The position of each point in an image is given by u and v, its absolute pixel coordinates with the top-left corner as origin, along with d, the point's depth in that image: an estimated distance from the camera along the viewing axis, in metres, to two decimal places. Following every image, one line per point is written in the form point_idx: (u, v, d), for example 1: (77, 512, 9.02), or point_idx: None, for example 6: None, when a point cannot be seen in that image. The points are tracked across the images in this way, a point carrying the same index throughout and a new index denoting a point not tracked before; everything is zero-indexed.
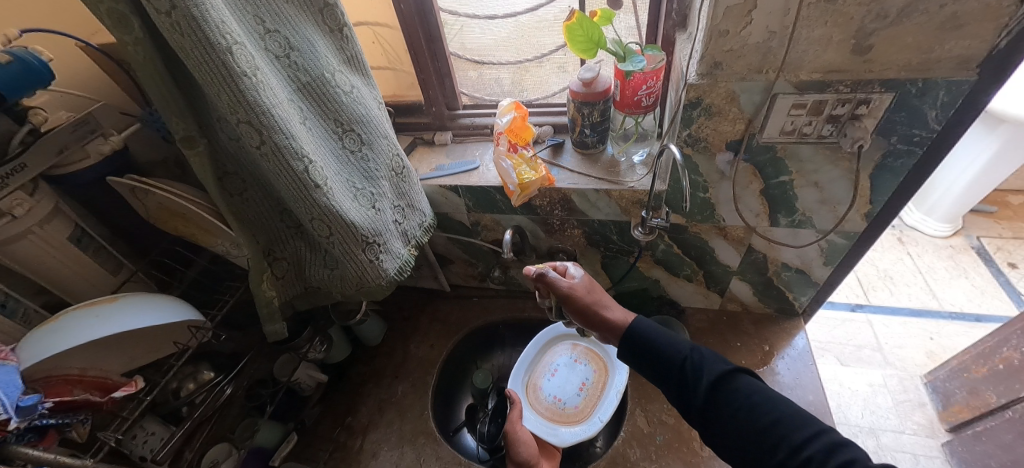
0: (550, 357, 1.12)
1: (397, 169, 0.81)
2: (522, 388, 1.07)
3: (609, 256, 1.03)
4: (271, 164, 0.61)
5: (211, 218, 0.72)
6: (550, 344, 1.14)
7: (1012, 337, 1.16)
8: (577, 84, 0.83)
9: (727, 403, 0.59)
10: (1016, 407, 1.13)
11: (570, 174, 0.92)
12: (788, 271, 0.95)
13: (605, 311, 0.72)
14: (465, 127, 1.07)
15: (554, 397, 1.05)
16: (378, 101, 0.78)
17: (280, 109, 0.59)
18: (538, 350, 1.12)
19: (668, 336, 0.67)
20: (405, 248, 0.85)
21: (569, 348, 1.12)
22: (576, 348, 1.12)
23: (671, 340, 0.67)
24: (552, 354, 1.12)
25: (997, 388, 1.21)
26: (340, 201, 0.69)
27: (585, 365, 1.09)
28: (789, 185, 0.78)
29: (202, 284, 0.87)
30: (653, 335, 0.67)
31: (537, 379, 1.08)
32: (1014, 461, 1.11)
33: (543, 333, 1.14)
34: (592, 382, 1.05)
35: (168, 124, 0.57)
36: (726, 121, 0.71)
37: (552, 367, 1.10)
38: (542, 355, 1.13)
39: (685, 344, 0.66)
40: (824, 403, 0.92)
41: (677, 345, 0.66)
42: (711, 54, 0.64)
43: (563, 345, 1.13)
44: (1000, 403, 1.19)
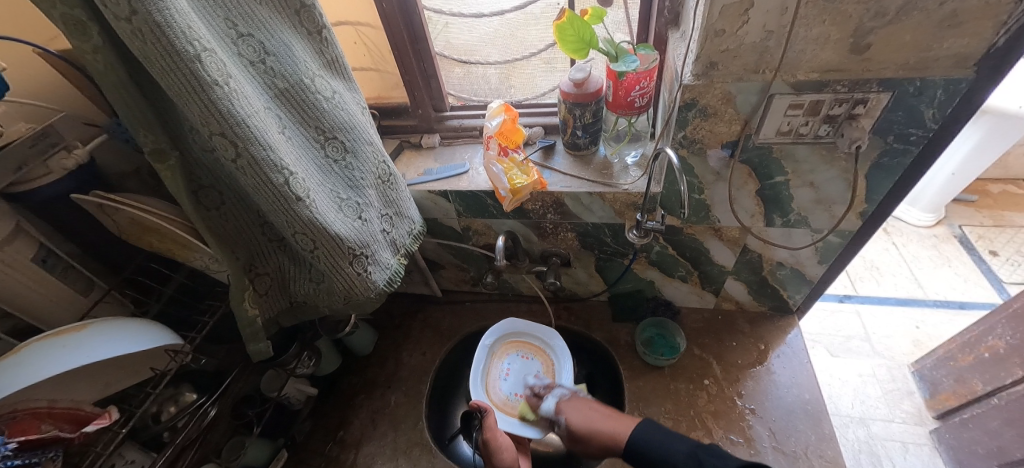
0: (497, 359, 1.07)
1: (384, 176, 0.78)
2: (482, 393, 1.02)
3: (603, 259, 1.01)
4: (249, 178, 0.57)
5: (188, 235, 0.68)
6: (497, 343, 1.09)
7: (995, 326, 1.20)
8: (568, 84, 0.81)
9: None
10: (1001, 395, 1.18)
11: (562, 176, 0.89)
12: (783, 269, 0.94)
13: (600, 429, 0.79)
14: (453, 129, 1.04)
15: (515, 396, 1.03)
16: (362, 106, 0.75)
17: (257, 119, 0.56)
18: (486, 354, 1.07)
19: (666, 442, 0.69)
20: (394, 257, 0.82)
21: (513, 346, 1.09)
22: (521, 344, 1.09)
23: (672, 447, 0.68)
24: (501, 352, 1.08)
25: (983, 376, 1.24)
26: (325, 213, 0.65)
27: (531, 358, 1.08)
28: (784, 185, 0.77)
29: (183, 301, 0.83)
30: (653, 443, 0.70)
31: (491, 380, 1.05)
32: (1001, 448, 1.16)
33: (488, 335, 1.09)
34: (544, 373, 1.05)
35: (136, 137, 0.54)
36: (723, 122, 0.69)
37: (503, 368, 1.06)
38: (491, 359, 1.07)
39: (683, 448, 0.68)
40: (821, 402, 0.92)
41: (676, 452, 0.67)
42: (707, 54, 0.62)
43: (508, 344, 1.10)
44: (986, 390, 1.23)
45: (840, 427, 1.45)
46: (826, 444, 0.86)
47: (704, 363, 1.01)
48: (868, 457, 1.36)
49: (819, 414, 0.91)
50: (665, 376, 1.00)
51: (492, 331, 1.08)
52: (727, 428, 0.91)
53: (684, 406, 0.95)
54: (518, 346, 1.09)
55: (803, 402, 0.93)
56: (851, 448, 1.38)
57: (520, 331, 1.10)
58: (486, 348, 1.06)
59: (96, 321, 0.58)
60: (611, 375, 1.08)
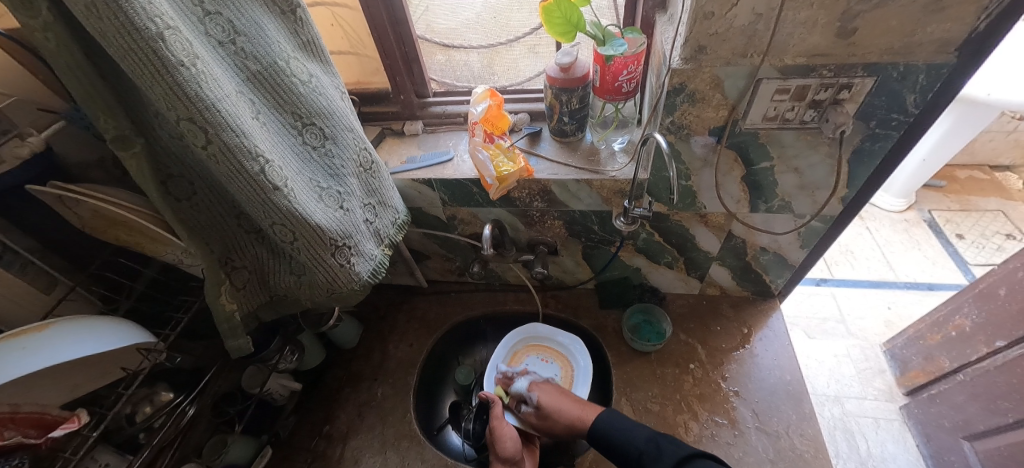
0: (518, 358, 1.08)
1: (366, 164, 0.75)
2: (497, 390, 1.04)
3: (590, 247, 1.00)
4: (221, 165, 0.54)
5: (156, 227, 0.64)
6: (519, 344, 1.09)
7: (964, 306, 1.28)
8: (554, 69, 0.80)
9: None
10: (966, 371, 1.27)
11: (549, 164, 0.88)
12: (766, 254, 0.95)
13: (568, 411, 0.89)
14: (436, 116, 1.01)
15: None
16: (342, 91, 0.71)
17: (228, 103, 0.53)
18: (505, 352, 1.08)
19: (628, 426, 0.81)
20: (378, 248, 0.80)
21: (535, 348, 1.09)
22: (544, 348, 1.08)
23: (634, 433, 0.80)
24: (524, 353, 1.08)
25: (949, 353, 1.34)
26: (304, 202, 0.63)
27: (551, 362, 1.06)
28: (769, 171, 0.77)
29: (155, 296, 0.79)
30: (614, 427, 0.82)
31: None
32: (965, 420, 1.26)
33: (510, 335, 1.09)
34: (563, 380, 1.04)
35: (96, 122, 0.50)
36: (710, 107, 0.69)
37: (522, 368, 1.07)
38: (512, 357, 1.08)
39: (642, 435, 0.79)
40: (802, 383, 0.94)
41: (636, 437, 0.79)
42: (695, 38, 0.61)
43: (531, 346, 1.09)
44: (952, 367, 1.33)
45: (818, 405, 1.55)
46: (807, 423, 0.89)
47: (689, 347, 1.02)
48: (842, 432, 1.47)
49: (801, 395, 0.93)
50: (652, 361, 1.01)
51: (515, 332, 1.08)
52: (712, 411, 0.93)
53: (670, 390, 0.96)
54: (538, 350, 1.08)
55: (785, 383, 0.95)
56: (827, 424, 1.50)
57: (541, 335, 1.09)
58: (505, 347, 1.07)
59: (57, 320, 0.54)
60: (599, 362, 1.08)
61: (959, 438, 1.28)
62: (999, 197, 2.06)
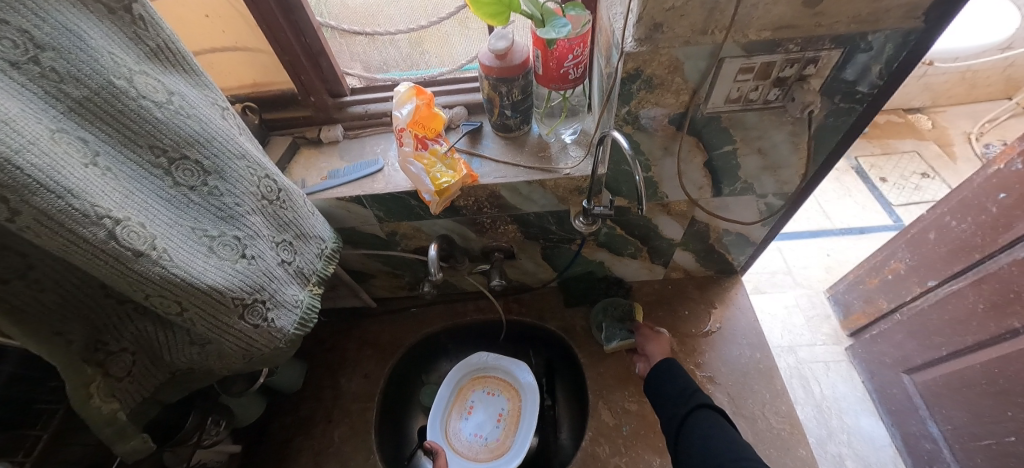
0: (465, 394, 1.04)
1: (271, 194, 0.61)
2: (442, 434, 0.99)
3: (549, 247, 0.92)
4: (45, 239, 0.39)
5: None
6: (463, 379, 1.06)
7: (898, 249, 1.35)
8: (489, 57, 0.68)
9: (686, 448, 0.70)
10: (901, 310, 1.36)
11: (494, 165, 0.77)
12: (728, 235, 0.92)
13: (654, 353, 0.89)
14: (357, 117, 0.86)
15: (476, 436, 1.00)
16: (222, 106, 0.56)
17: (33, 153, 0.37)
18: (451, 389, 1.04)
19: (674, 374, 0.81)
20: (303, 290, 0.66)
21: (480, 382, 1.06)
22: (489, 380, 1.06)
23: (678, 378, 0.80)
24: (468, 388, 1.05)
25: (887, 295, 1.42)
26: (188, 262, 0.49)
27: (497, 395, 1.04)
28: (733, 154, 0.71)
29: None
30: (664, 373, 0.81)
31: (454, 420, 1.02)
32: (904, 356, 1.35)
33: (454, 371, 1.06)
34: (509, 410, 1.02)
35: None
36: (670, 93, 0.60)
37: (467, 406, 1.03)
38: (457, 394, 1.04)
39: (683, 383, 0.79)
40: (772, 359, 0.94)
41: (678, 383, 0.79)
42: (650, 15, 0.52)
43: (477, 380, 1.06)
44: (890, 307, 1.41)
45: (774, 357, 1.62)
46: (781, 401, 0.89)
47: None
48: (798, 380, 1.55)
49: (771, 372, 0.93)
50: (625, 358, 0.96)
51: (461, 366, 1.05)
52: None
53: None
54: (484, 383, 1.05)
55: (756, 361, 0.94)
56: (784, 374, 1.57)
57: (487, 365, 1.06)
58: (450, 384, 1.03)
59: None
60: (570, 363, 1.03)
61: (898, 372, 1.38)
62: (914, 138, 2.20)
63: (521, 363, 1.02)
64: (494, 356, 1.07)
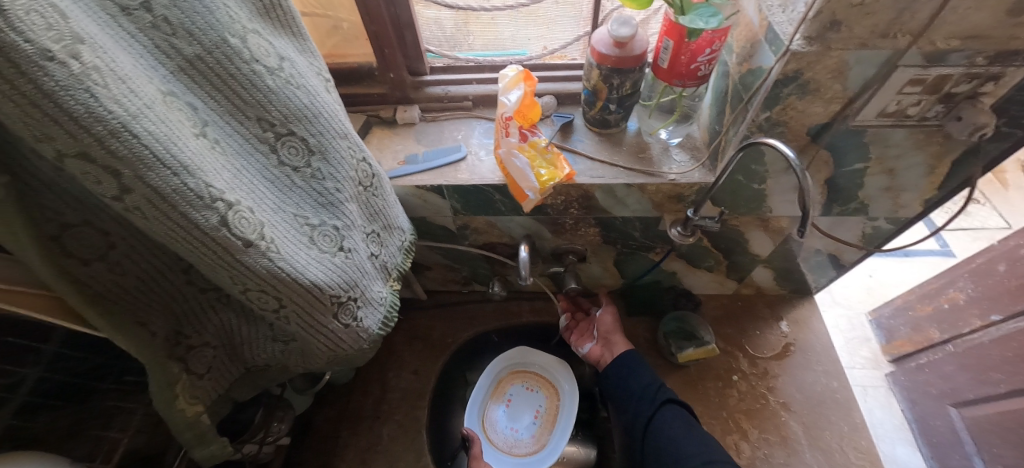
0: (502, 388, 0.97)
1: (366, 179, 0.54)
2: (477, 424, 0.93)
3: (625, 253, 0.86)
4: (153, 222, 0.33)
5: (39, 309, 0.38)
6: (503, 370, 0.98)
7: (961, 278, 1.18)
8: (606, 44, 0.61)
9: (655, 450, 0.71)
10: (958, 342, 1.17)
11: (589, 163, 0.71)
12: (817, 256, 0.85)
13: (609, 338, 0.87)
14: (436, 99, 0.79)
15: (511, 430, 0.94)
16: (326, 77, 0.49)
17: (151, 120, 0.31)
18: (489, 380, 0.96)
19: (635, 370, 0.80)
20: (386, 286, 0.61)
21: (519, 376, 0.99)
22: (529, 374, 0.98)
23: (632, 379, 0.79)
24: (507, 381, 0.98)
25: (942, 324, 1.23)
26: (291, 255, 0.43)
27: (535, 391, 0.97)
28: (861, 173, 0.65)
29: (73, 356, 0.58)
30: (625, 370, 0.81)
31: (489, 412, 0.95)
32: (954, 389, 1.17)
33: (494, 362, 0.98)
34: (547, 409, 0.96)
35: None
36: (822, 100, 0.54)
37: (504, 399, 0.96)
38: (495, 385, 0.97)
39: (643, 379, 0.79)
40: (849, 390, 0.89)
41: (640, 381, 0.79)
42: (832, 10, 0.45)
43: (515, 373, 0.99)
44: (943, 338, 1.22)
45: None
46: (860, 435, 0.84)
47: (729, 356, 0.94)
48: None
49: (849, 403, 0.87)
50: (692, 375, 0.92)
51: (502, 358, 0.97)
52: (761, 428, 0.86)
53: (715, 407, 0.88)
54: (523, 377, 0.98)
55: (832, 391, 0.89)
56: None
57: (528, 360, 0.99)
58: (489, 376, 0.95)
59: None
60: None
61: (944, 404, 1.20)
62: None
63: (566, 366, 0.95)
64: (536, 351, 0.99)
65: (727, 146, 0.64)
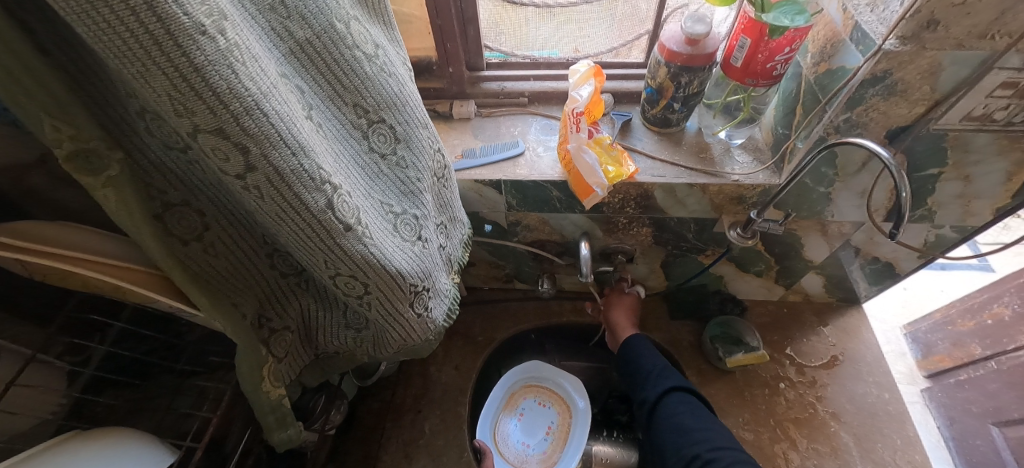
0: (514, 401, 0.96)
1: (439, 170, 0.55)
2: (489, 437, 0.91)
3: (674, 255, 0.85)
4: (268, 203, 0.34)
5: (158, 289, 0.40)
6: (516, 384, 0.97)
7: (1006, 293, 0.98)
8: (678, 40, 0.60)
9: (659, 432, 0.70)
10: (999, 359, 0.96)
11: (650, 162, 0.70)
12: (873, 264, 0.83)
13: (621, 319, 0.90)
14: (492, 94, 0.80)
15: (523, 445, 0.93)
16: (410, 68, 0.49)
17: (276, 101, 0.31)
18: (502, 393, 0.95)
19: (647, 354, 0.80)
20: (449, 278, 0.61)
21: (532, 390, 0.98)
22: (542, 389, 0.98)
23: (643, 360, 0.79)
24: (520, 395, 0.97)
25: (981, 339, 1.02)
26: (380, 241, 0.43)
27: (548, 407, 0.96)
28: (934, 179, 0.63)
29: (144, 335, 0.59)
30: (636, 352, 0.81)
31: (502, 425, 0.94)
32: (997, 409, 0.95)
33: (508, 375, 0.98)
34: (559, 425, 0.94)
35: (30, 125, 0.28)
36: (907, 102, 0.53)
37: (516, 413, 0.95)
38: (507, 399, 0.96)
39: (654, 364, 0.78)
40: (902, 402, 0.87)
41: (648, 366, 0.77)
42: (931, 9, 0.44)
43: (528, 387, 0.98)
44: (982, 354, 1.00)
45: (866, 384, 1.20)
46: (915, 449, 0.81)
47: (776, 364, 0.92)
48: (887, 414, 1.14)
49: (901, 416, 0.85)
50: (738, 381, 0.90)
51: (515, 371, 0.97)
52: (811, 438, 0.84)
53: (763, 415, 0.86)
54: (536, 392, 0.97)
55: (884, 402, 0.87)
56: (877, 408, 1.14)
57: (541, 375, 0.98)
58: (504, 388, 0.95)
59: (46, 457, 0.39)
60: None
61: (985, 423, 0.97)
62: None
63: (580, 381, 0.94)
64: (550, 367, 0.99)
65: (796, 151, 0.63)
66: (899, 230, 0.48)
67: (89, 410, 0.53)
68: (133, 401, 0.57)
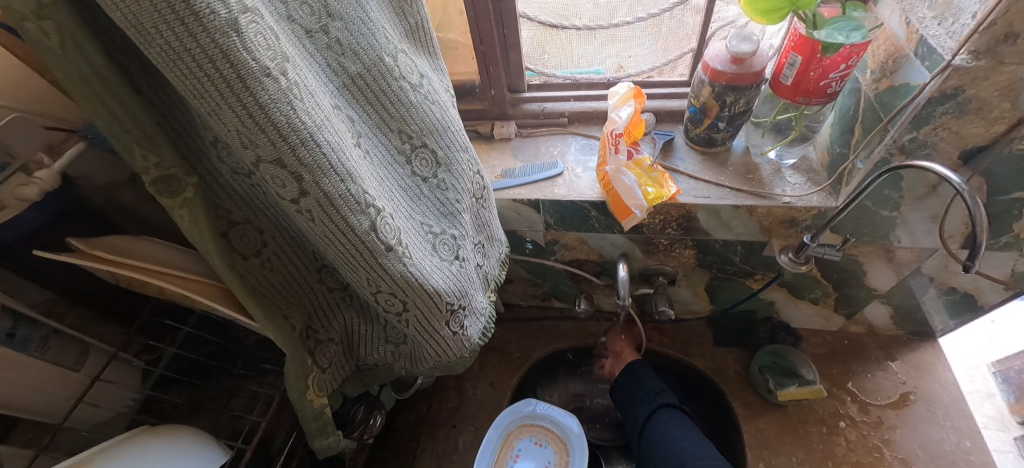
0: (510, 443, 0.85)
1: (478, 191, 0.56)
2: None
3: (719, 278, 0.82)
4: (318, 225, 0.36)
5: (223, 301, 0.44)
6: (511, 422, 0.87)
7: None
8: (723, 59, 0.59)
9: (651, 443, 0.73)
10: None
11: (693, 182, 0.68)
12: (949, 295, 0.75)
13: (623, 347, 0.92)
14: (532, 115, 0.81)
15: None
16: (452, 94, 0.52)
17: (328, 132, 0.34)
18: (497, 434, 0.84)
19: (639, 374, 0.83)
20: (485, 296, 0.62)
21: (528, 429, 0.87)
22: (537, 427, 0.88)
23: (642, 380, 0.82)
24: (514, 434, 0.86)
25: None
26: (419, 260, 0.45)
27: (545, 446, 0.86)
28: (1021, 204, 0.57)
29: (207, 339, 0.64)
30: (631, 372, 0.84)
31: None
32: None
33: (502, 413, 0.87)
34: (557, 466, 0.85)
35: (124, 155, 0.32)
36: (984, 120, 0.49)
37: (512, 455, 0.84)
38: (501, 442, 0.85)
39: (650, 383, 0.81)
40: (987, 452, 0.77)
41: (643, 385, 0.81)
42: (1009, 22, 0.40)
43: (524, 425, 0.88)
44: None
45: None
46: None
47: (835, 400, 0.85)
48: None
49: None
50: (790, 416, 0.84)
51: (509, 407, 0.87)
52: None
53: (819, 456, 0.80)
54: (530, 431, 0.87)
55: (965, 451, 0.78)
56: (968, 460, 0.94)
57: (536, 412, 0.88)
58: (499, 429, 0.84)
59: (124, 444, 0.44)
60: (716, 409, 0.92)
61: None
62: None
63: (577, 419, 0.86)
64: (546, 403, 0.89)
65: (855, 172, 0.59)
66: (975, 262, 0.44)
67: (157, 406, 0.59)
68: (195, 399, 0.61)
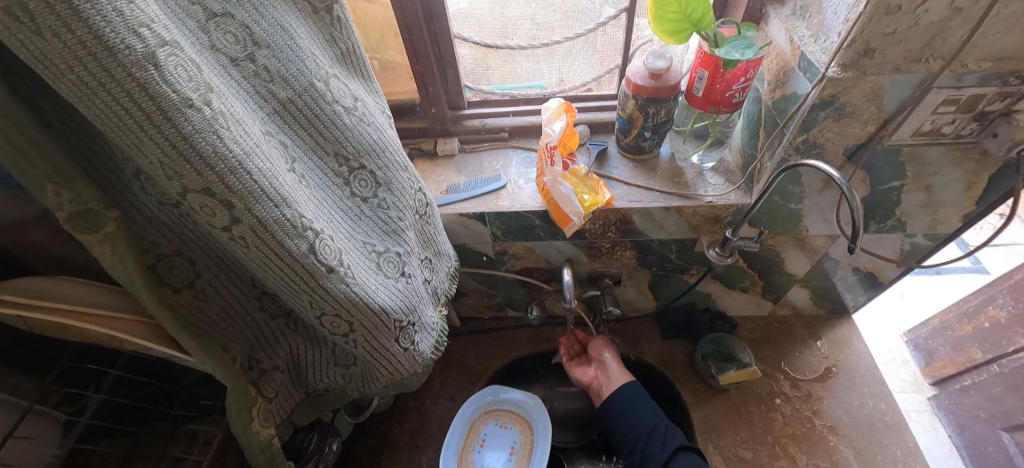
0: (476, 429, 0.89)
1: (421, 208, 0.57)
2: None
3: (659, 276, 0.87)
4: (253, 251, 0.36)
5: (151, 339, 0.42)
6: (477, 409, 0.90)
7: (998, 295, 0.95)
8: (642, 75, 0.64)
9: None
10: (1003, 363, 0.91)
11: (626, 187, 0.73)
12: (855, 275, 0.84)
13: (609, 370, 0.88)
14: (474, 131, 0.84)
15: None
16: (389, 115, 0.53)
17: (259, 158, 0.34)
18: (464, 424, 0.88)
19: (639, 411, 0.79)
20: (436, 311, 0.63)
21: (493, 413, 0.91)
22: (502, 410, 0.91)
23: (637, 417, 0.78)
24: (480, 420, 0.90)
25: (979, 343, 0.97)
26: (363, 279, 0.45)
27: (510, 427, 0.90)
28: (897, 191, 0.66)
29: (140, 381, 0.60)
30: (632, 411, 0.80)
31: (466, 454, 0.87)
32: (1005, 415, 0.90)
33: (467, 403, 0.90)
34: (522, 444, 0.88)
35: (36, 193, 0.31)
36: (858, 122, 0.56)
37: (479, 439, 0.88)
38: (466, 428, 0.88)
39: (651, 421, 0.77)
40: (898, 412, 0.87)
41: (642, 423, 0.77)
42: (866, 39, 0.48)
43: (489, 411, 0.91)
44: (984, 358, 0.96)
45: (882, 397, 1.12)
46: (915, 458, 0.81)
47: (770, 379, 0.92)
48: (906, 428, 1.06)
49: (898, 425, 0.85)
50: (734, 398, 0.90)
51: (474, 395, 0.90)
52: (810, 454, 0.83)
53: (761, 432, 0.86)
54: (497, 417, 0.91)
55: (881, 413, 0.87)
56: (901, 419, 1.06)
57: (500, 395, 0.91)
58: (465, 417, 0.87)
59: None
60: (666, 399, 0.97)
61: (994, 429, 0.92)
62: None
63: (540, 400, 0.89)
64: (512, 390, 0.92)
65: (763, 171, 0.66)
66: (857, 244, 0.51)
67: None
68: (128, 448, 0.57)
